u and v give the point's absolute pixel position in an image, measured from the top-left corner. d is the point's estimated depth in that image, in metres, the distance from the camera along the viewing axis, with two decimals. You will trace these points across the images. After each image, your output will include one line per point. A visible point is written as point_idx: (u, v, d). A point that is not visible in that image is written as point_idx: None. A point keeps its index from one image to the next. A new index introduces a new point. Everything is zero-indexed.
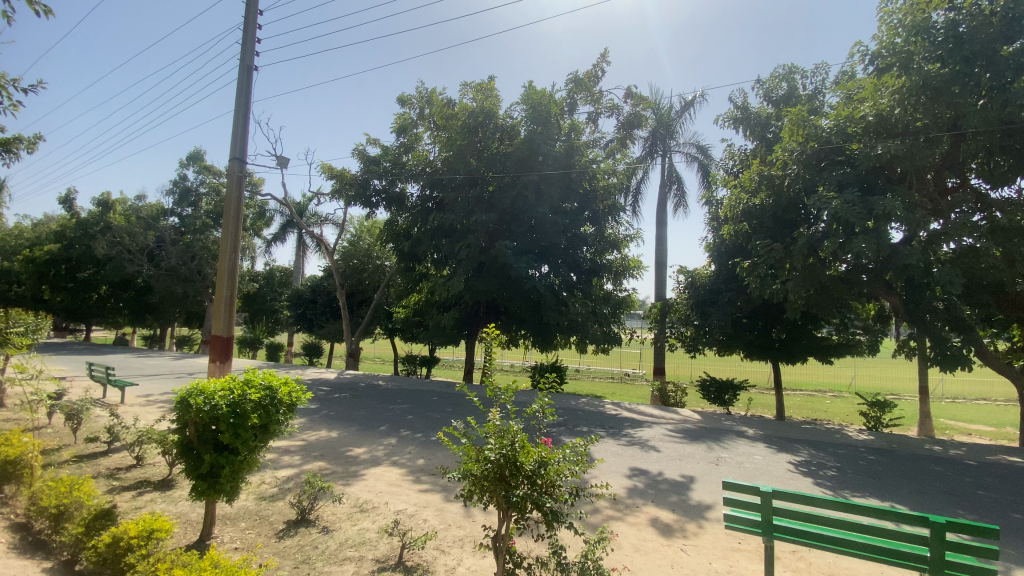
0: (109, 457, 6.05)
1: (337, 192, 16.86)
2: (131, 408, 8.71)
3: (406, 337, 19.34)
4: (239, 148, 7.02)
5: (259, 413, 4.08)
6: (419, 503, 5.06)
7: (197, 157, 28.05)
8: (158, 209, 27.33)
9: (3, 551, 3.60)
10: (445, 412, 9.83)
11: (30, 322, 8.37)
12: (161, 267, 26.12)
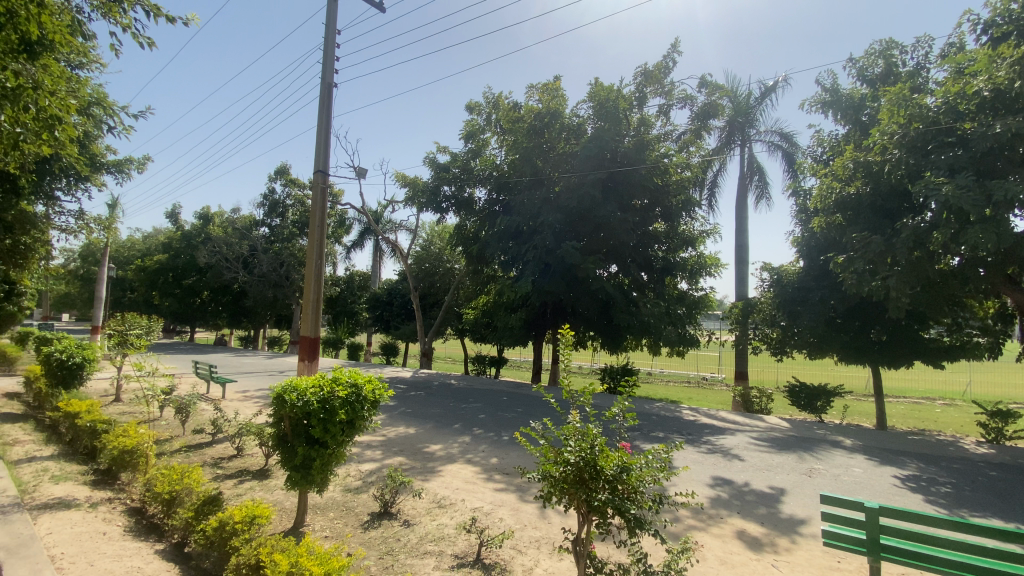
0: (213, 448, 6.62)
1: (409, 199, 17.50)
2: (231, 402, 9.54)
3: (476, 338, 19.70)
4: (322, 161, 7.47)
5: (346, 409, 4.31)
6: (495, 502, 5.10)
7: (285, 172, 30.33)
8: (252, 220, 29.84)
9: (128, 529, 4.02)
10: (516, 413, 9.87)
11: (142, 327, 9.40)
12: (255, 273, 28.47)
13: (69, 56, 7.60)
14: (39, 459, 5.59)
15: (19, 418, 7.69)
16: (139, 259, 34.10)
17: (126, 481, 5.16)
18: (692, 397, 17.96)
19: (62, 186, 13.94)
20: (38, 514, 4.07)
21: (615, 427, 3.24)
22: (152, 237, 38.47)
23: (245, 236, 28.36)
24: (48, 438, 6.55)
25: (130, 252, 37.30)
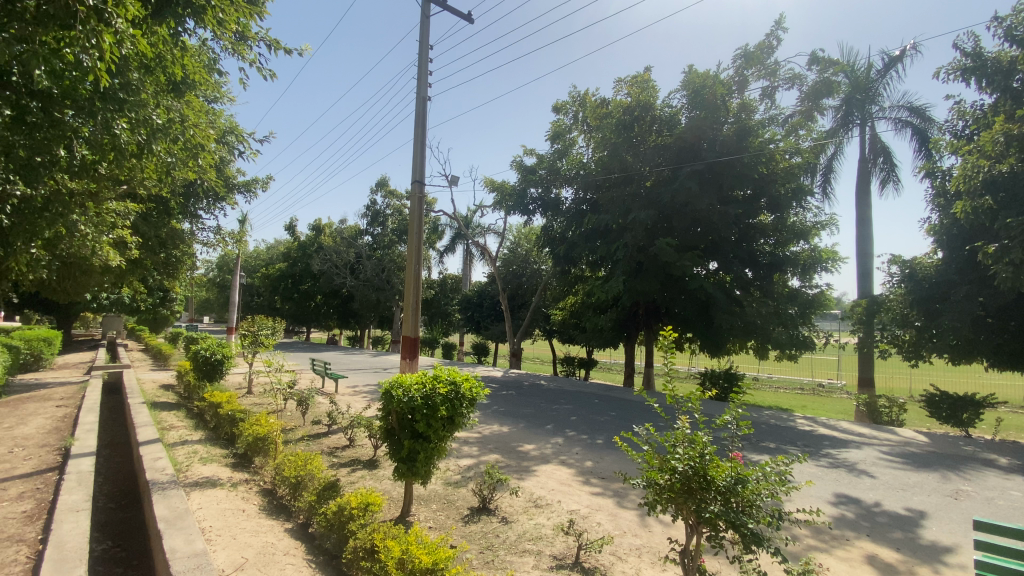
0: (328, 438, 7.24)
1: (498, 203, 17.88)
2: (343, 397, 10.38)
3: (566, 338, 19.64)
4: (418, 171, 7.84)
5: (446, 405, 4.48)
6: (591, 506, 5.01)
7: (384, 183, 32.48)
8: (356, 229, 32.32)
9: (262, 508, 4.50)
10: (610, 416, 9.66)
11: (268, 328, 10.55)
12: (359, 278, 30.79)
13: (207, 92, 8.79)
14: (191, 442, 6.46)
15: (176, 406, 8.99)
16: (264, 268, 38.46)
17: (259, 464, 5.79)
18: (805, 404, 16.43)
19: (204, 206, 16.10)
20: (192, 490, 4.69)
21: (727, 435, 3.03)
22: (274, 247, 43.22)
23: (350, 244, 30.80)
24: (197, 424, 7.56)
25: (257, 261, 42.24)
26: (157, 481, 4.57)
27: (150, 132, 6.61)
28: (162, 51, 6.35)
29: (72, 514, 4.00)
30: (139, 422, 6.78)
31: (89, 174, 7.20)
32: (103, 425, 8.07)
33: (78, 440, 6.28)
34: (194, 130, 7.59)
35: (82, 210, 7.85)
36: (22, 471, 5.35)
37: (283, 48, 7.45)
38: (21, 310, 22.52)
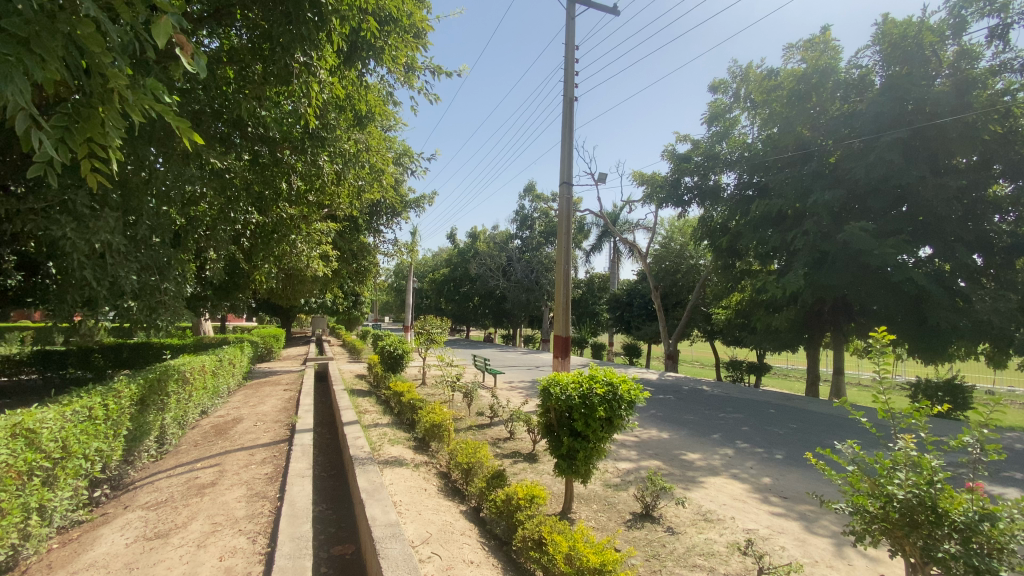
0: (492, 429, 7.74)
1: (649, 196, 17.22)
2: (503, 392, 10.97)
3: (730, 339, 18.04)
4: (566, 171, 7.92)
5: (605, 407, 4.42)
6: (772, 527, 4.49)
7: (531, 187, 33.66)
8: (506, 234, 34.05)
9: (440, 489, 4.99)
10: (790, 428, 8.56)
11: (438, 326, 11.61)
12: (511, 280, 32.27)
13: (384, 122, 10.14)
14: (381, 425, 7.47)
15: (367, 393, 10.49)
16: (430, 273, 42.87)
17: (435, 450, 6.43)
18: None
19: (383, 221, 18.52)
20: (383, 467, 5.40)
21: (967, 461, 2.46)
22: (438, 255, 47.89)
23: (502, 248, 32.55)
24: (385, 410, 8.72)
25: (424, 268, 47.33)
26: (357, 457, 5.36)
27: (344, 160, 7.87)
28: (352, 91, 7.44)
29: (299, 479, 4.91)
30: (342, 406, 8.06)
31: (303, 202, 8.96)
32: (317, 407, 9.79)
33: (300, 417, 7.71)
34: (376, 157, 8.83)
35: (298, 231, 9.61)
36: (265, 441, 6.75)
37: (444, 72, 8.21)
38: (258, 313, 28.62)
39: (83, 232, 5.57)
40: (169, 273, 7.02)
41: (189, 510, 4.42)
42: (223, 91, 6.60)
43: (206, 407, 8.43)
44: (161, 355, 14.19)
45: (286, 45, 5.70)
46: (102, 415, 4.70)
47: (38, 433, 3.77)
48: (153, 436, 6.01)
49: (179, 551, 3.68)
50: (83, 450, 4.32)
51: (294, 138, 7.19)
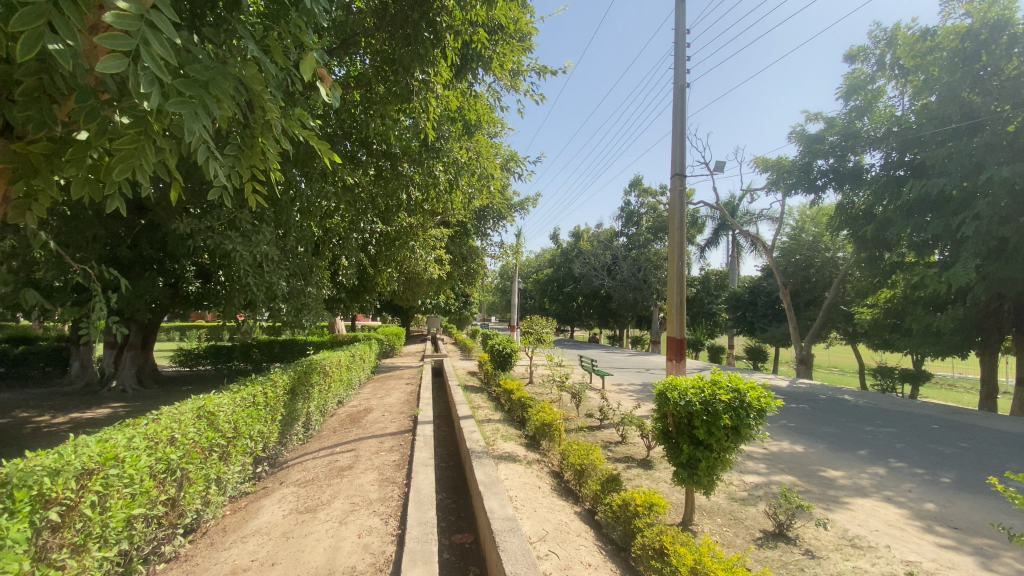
0: (603, 432, 7.61)
1: (772, 184, 15.78)
2: (613, 394, 10.77)
3: (876, 344, 15.56)
4: (679, 164, 7.52)
5: (731, 414, 4.10)
6: (940, 561, 3.84)
7: (638, 182, 32.63)
8: (613, 231, 33.39)
9: (554, 488, 5.03)
10: (961, 448, 7.26)
11: (545, 326, 11.69)
12: (618, 279, 31.52)
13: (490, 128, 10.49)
14: (494, 421, 7.72)
15: (480, 390, 10.90)
16: (536, 274, 43.49)
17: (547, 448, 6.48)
18: None
19: (491, 225, 19.20)
20: (499, 462, 5.58)
21: None
22: (542, 255, 48.39)
23: (608, 247, 31.96)
24: (497, 406, 9.00)
25: (530, 268, 48.15)
26: (474, 451, 5.60)
27: (457, 170, 7.93)
28: (462, 102, 7.72)
29: (422, 468, 5.26)
30: (458, 401, 8.48)
31: (420, 211, 9.55)
32: (435, 402, 10.40)
33: (421, 410, 8.25)
34: (486, 163, 9.12)
35: (416, 238, 10.31)
36: (392, 430, 7.34)
37: (549, 72, 8.24)
38: (381, 314, 31.25)
39: (248, 244, 6.55)
40: (312, 279, 8.02)
41: (331, 490, 4.96)
42: (351, 113, 7.31)
43: (342, 398, 9.41)
44: (304, 351, 16.10)
45: (406, 65, 6.15)
46: (263, 402, 5.45)
47: (216, 415, 4.48)
48: (301, 422, 6.84)
49: (324, 525, 4.14)
50: (248, 432, 5.06)
51: (412, 152, 7.72)
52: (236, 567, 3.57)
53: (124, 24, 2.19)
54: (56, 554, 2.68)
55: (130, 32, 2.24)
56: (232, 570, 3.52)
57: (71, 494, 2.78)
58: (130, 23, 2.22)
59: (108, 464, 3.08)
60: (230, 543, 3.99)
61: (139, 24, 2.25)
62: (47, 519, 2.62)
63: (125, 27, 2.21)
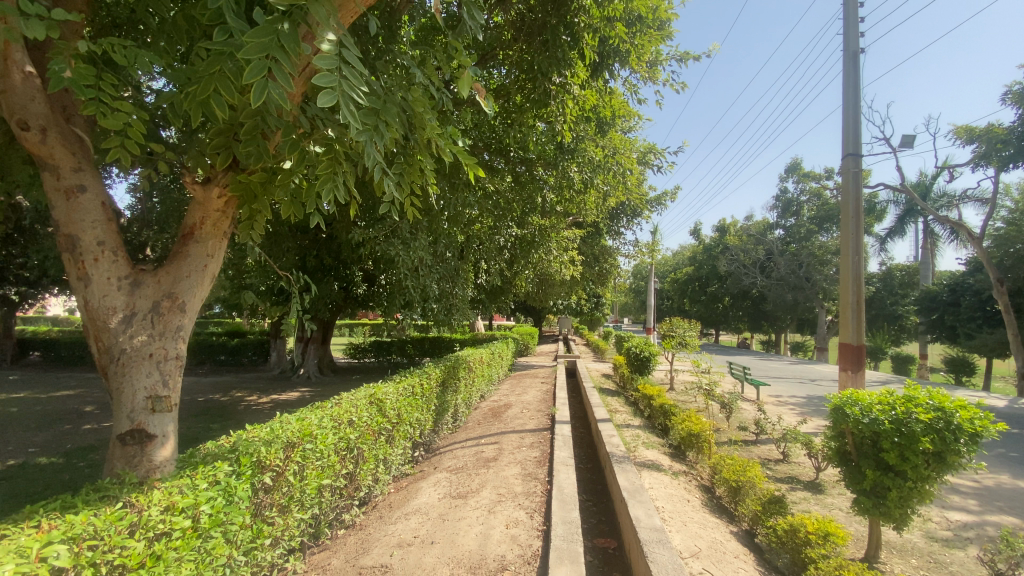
0: (759, 448, 6.91)
1: (982, 158, 12.89)
2: (769, 406, 9.74)
3: None
4: (851, 142, 6.50)
5: (932, 438, 3.43)
6: None
7: (795, 167, 29.14)
8: (765, 224, 30.27)
9: (705, 503, 4.71)
10: None
11: (687, 327, 11.01)
12: (772, 277, 28.44)
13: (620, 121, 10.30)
14: (634, 426, 7.50)
15: (618, 393, 10.65)
16: (673, 273, 41.25)
17: (694, 460, 6.09)
18: None
19: (625, 223, 18.74)
20: (642, 469, 5.40)
21: None
22: (681, 253, 45.75)
23: (760, 241, 29.06)
24: (636, 411, 8.73)
25: (667, 267, 45.82)
26: (615, 455, 5.50)
27: (592, 168, 8.02)
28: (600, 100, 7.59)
29: (564, 467, 5.32)
30: (595, 403, 8.41)
31: (553, 212, 9.64)
32: (571, 403, 10.43)
33: (559, 409, 8.35)
34: (621, 158, 8.97)
35: (550, 239, 10.44)
36: (532, 427, 7.55)
37: (691, 58, 7.79)
38: (517, 314, 32.43)
39: (407, 250, 7.30)
40: (458, 281, 8.54)
41: (480, 479, 5.26)
42: (490, 124, 7.71)
43: (484, 393, 9.95)
44: (449, 348, 17.39)
45: (545, 71, 6.31)
46: (420, 392, 6.01)
47: (383, 401, 5.05)
48: (450, 414, 7.38)
49: (475, 512, 4.41)
50: (409, 419, 5.61)
51: (547, 155, 7.88)
52: (401, 540, 3.97)
53: (326, 64, 2.59)
54: (268, 512, 3.25)
55: (330, 71, 2.65)
56: (399, 543, 3.92)
57: (279, 462, 3.36)
58: (329, 63, 2.63)
59: (305, 439, 3.66)
60: (396, 518, 4.45)
61: (335, 64, 2.65)
62: (263, 481, 3.20)
63: (326, 67, 2.62)
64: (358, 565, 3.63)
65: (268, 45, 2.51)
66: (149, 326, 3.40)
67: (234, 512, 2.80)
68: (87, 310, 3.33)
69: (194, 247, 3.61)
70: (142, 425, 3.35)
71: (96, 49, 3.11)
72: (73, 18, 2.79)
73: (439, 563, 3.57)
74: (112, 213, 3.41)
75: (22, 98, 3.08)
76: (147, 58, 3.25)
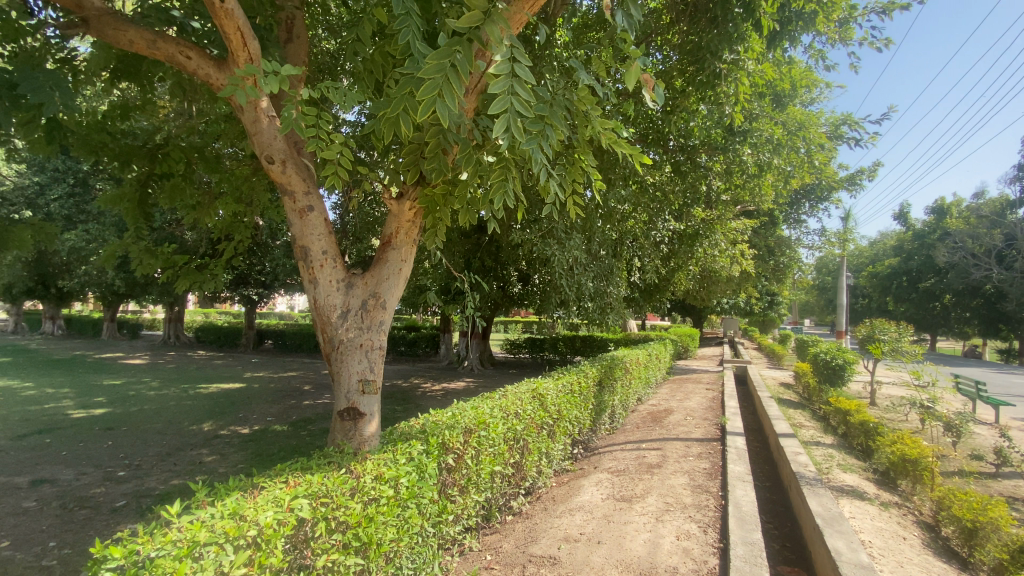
0: (1005, 485, 5.47)
1: None
2: (1017, 432, 7.66)
3: None
4: None
5: None
6: None
7: None
8: (1004, 201, 23.97)
9: (927, 544, 3.88)
10: None
11: (894, 332, 9.22)
12: (1016, 268, 22.39)
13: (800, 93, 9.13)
14: (824, 445, 6.50)
15: (800, 405, 9.36)
16: (868, 266, 35.05)
17: (908, 491, 5.05)
18: None
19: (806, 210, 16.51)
20: (838, 494, 4.67)
21: None
22: (881, 242, 38.47)
23: (996, 224, 23.08)
24: (826, 427, 7.56)
25: (861, 260, 38.94)
26: (803, 475, 4.84)
27: (772, 149, 7.36)
28: (776, 72, 7.18)
29: (741, 484, 4.87)
30: (772, 415, 7.51)
31: (719, 202, 8.91)
32: (741, 413, 9.49)
33: (729, 420, 7.65)
34: (804, 135, 8.00)
35: (713, 232, 9.68)
36: (698, 435, 7.07)
37: (899, 6, 6.51)
38: (674, 314, 30.82)
39: (563, 249, 7.39)
40: (613, 279, 8.33)
41: (644, 484, 5.09)
42: (648, 116, 7.39)
43: (642, 395, 9.63)
44: (603, 347, 17.21)
45: (714, 50, 5.87)
46: (578, 390, 6.05)
47: (545, 397, 5.18)
48: (608, 414, 7.30)
49: (641, 518, 4.27)
50: (569, 415, 5.67)
51: (715, 141, 7.29)
52: (568, 535, 4.03)
53: (495, 82, 2.76)
54: (450, 490, 3.57)
55: (499, 88, 2.80)
56: (566, 537, 3.98)
57: (459, 445, 3.67)
58: (499, 81, 2.78)
59: (481, 426, 3.94)
60: (560, 513, 4.53)
61: (505, 79, 2.80)
62: (446, 462, 3.53)
63: (497, 84, 2.79)
64: (528, 553, 3.77)
65: (448, 68, 2.74)
66: (359, 321, 4.03)
67: (425, 487, 3.12)
68: (315, 307, 4.06)
69: (391, 253, 4.18)
70: (355, 404, 3.98)
71: (316, 93, 3.70)
72: (297, 69, 3.31)
73: (607, 564, 3.53)
74: (331, 227, 4.08)
75: (269, 138, 3.80)
76: (354, 94, 3.80)
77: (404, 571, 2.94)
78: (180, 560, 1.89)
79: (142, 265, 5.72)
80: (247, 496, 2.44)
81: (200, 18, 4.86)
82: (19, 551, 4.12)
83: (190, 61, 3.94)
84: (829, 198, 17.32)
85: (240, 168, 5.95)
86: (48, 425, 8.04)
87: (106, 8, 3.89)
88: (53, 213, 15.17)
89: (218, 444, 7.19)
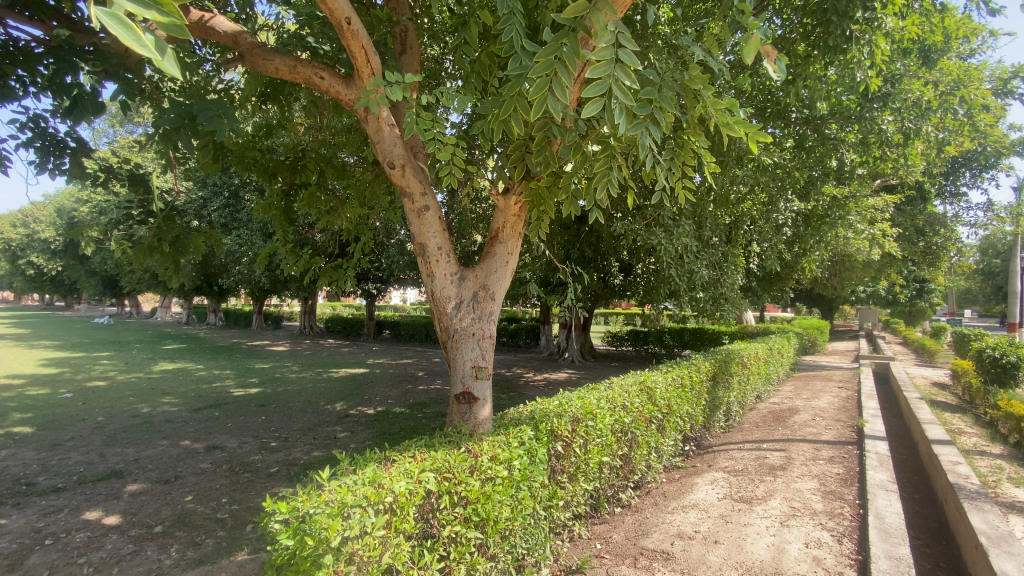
0: None
1: None
2: None
3: None
4: None
5: None
6: None
7: None
8: None
9: None
10: None
11: None
12: None
13: (958, 44, 7.76)
14: (991, 454, 5.56)
15: (959, 408, 8.04)
16: None
17: None
18: None
19: None
20: (1010, 513, 3.99)
21: None
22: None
23: None
24: (993, 435, 6.44)
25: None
26: (963, 487, 4.20)
27: (918, 115, 6.48)
28: (924, 23, 6.23)
29: (884, 492, 4.37)
30: (924, 419, 6.56)
31: (853, 177, 7.95)
32: (884, 415, 8.40)
33: (869, 422, 6.83)
34: (963, 94, 6.79)
35: (846, 213, 8.66)
36: (830, 438, 6.41)
37: None
38: (795, 305, 28.30)
39: (670, 238, 7.07)
40: (727, 268, 7.78)
41: (766, 486, 4.75)
42: (767, 87, 7.06)
43: (761, 392, 8.99)
44: (716, 340, 16.23)
45: (843, 11, 5.20)
46: (689, 385, 5.79)
47: (653, 390, 5.05)
48: (722, 411, 6.91)
49: (763, 521, 4.01)
50: (679, 410, 5.45)
51: (848, 111, 6.72)
52: (682, 532, 3.91)
53: (601, 69, 2.71)
54: (560, 476, 3.64)
55: (605, 74, 2.76)
56: (679, 534, 3.87)
57: (567, 433, 3.72)
58: (606, 67, 2.74)
59: (588, 416, 3.98)
60: (673, 509, 4.39)
61: (610, 65, 2.76)
62: (556, 448, 3.61)
63: (602, 70, 2.73)
64: (640, 545, 3.74)
65: (553, 61, 2.77)
66: (471, 312, 4.28)
67: (536, 471, 3.22)
68: (432, 299, 4.37)
69: (498, 248, 4.37)
70: (469, 389, 4.22)
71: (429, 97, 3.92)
72: (412, 78, 3.52)
73: (725, 565, 3.38)
74: (445, 225, 4.34)
75: (389, 145, 4.11)
76: (463, 95, 3.95)
77: (518, 550, 3.07)
78: (332, 518, 2.16)
79: (288, 264, 6.54)
80: (383, 467, 2.72)
81: (330, 41, 5.43)
82: (200, 504, 4.97)
83: (324, 81, 4.43)
84: (996, 166, 14.57)
85: (362, 173, 6.52)
86: (216, 400, 9.57)
87: (255, 42, 4.43)
88: (214, 221, 17.90)
89: (348, 423, 8.04)
